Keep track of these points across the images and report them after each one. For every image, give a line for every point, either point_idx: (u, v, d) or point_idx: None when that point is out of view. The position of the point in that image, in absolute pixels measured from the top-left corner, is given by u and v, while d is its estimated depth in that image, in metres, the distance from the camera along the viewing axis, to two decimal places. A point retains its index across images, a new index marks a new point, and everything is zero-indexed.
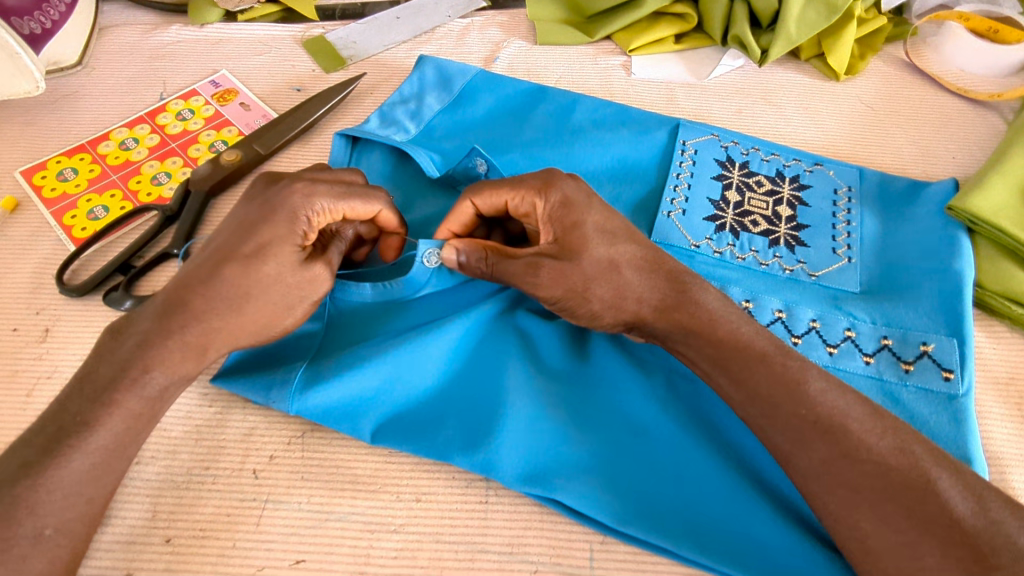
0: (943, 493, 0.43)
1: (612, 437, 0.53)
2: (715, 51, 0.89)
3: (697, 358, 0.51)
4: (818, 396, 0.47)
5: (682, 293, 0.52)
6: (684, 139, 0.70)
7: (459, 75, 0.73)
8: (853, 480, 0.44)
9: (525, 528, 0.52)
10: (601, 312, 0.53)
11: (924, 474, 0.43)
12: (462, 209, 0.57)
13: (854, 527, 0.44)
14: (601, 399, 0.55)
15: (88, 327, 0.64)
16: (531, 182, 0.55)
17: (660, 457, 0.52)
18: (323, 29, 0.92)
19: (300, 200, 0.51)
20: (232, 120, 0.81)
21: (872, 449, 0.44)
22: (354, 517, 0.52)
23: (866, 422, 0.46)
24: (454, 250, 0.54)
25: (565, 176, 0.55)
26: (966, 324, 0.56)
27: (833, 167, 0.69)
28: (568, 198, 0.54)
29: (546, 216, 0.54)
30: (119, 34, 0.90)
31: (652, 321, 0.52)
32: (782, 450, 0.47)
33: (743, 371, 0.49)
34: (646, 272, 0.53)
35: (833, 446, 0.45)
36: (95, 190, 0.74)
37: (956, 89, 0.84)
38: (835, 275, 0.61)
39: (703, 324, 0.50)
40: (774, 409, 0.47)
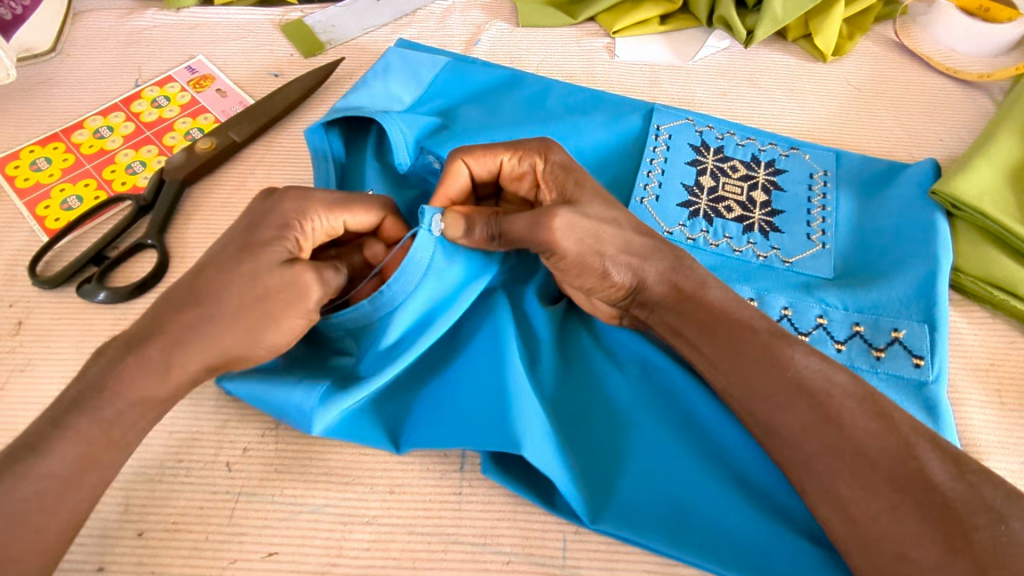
0: (922, 458, 0.42)
1: (592, 433, 0.53)
2: (701, 32, 0.88)
3: (682, 326, 0.50)
4: (799, 361, 0.46)
5: (679, 258, 0.52)
6: (658, 123, 0.68)
7: (428, 65, 0.72)
8: (833, 445, 0.43)
9: (498, 519, 0.52)
10: (612, 270, 0.50)
11: (901, 439, 0.43)
12: (455, 171, 0.53)
13: (832, 491, 0.43)
14: (585, 394, 0.55)
15: (63, 319, 0.63)
16: (530, 144, 0.53)
17: (642, 451, 0.52)
18: (302, 13, 0.90)
19: (293, 211, 0.50)
20: (208, 106, 0.80)
21: (851, 415, 0.44)
22: (327, 509, 0.52)
23: (848, 387, 0.45)
24: (469, 216, 0.50)
25: (561, 144, 0.55)
26: (939, 309, 0.56)
27: (810, 151, 0.68)
28: (569, 163, 0.53)
29: (545, 176, 0.53)
30: (94, 20, 0.88)
31: (651, 281, 0.51)
32: (762, 416, 0.46)
33: (727, 338, 0.48)
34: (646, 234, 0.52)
35: (815, 410, 0.44)
36: (68, 179, 0.73)
37: (945, 69, 0.83)
38: (809, 262, 0.61)
39: (694, 290, 0.50)
40: (756, 377, 0.46)
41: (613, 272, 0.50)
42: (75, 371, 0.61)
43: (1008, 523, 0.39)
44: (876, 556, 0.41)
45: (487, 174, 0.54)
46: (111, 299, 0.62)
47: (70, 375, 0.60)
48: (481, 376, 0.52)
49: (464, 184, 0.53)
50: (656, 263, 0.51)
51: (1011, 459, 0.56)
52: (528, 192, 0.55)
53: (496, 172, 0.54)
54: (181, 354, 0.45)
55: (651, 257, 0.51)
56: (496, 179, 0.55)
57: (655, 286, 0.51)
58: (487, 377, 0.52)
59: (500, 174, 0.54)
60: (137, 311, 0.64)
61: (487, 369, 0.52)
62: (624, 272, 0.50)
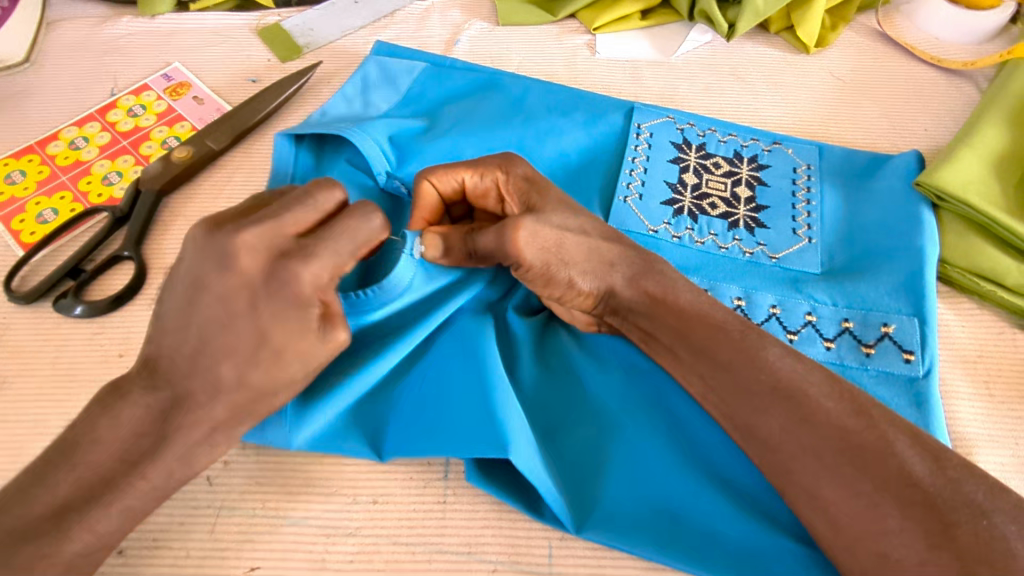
0: (903, 456, 0.41)
1: (577, 438, 0.52)
2: (682, 26, 0.87)
3: (659, 332, 0.50)
4: (775, 361, 0.46)
5: (649, 263, 0.51)
6: (639, 122, 0.68)
7: (403, 73, 0.72)
8: (811, 446, 0.42)
9: (483, 527, 0.51)
10: (579, 278, 0.50)
11: (881, 437, 0.42)
12: (422, 191, 0.52)
13: (814, 493, 0.42)
14: (568, 399, 0.54)
15: (39, 334, 0.62)
16: (490, 159, 0.52)
17: (629, 455, 0.51)
18: (279, 17, 0.89)
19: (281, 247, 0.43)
20: (185, 114, 0.79)
21: (829, 414, 0.43)
22: (309, 521, 0.51)
23: (824, 388, 0.44)
24: (444, 234, 0.50)
25: (523, 157, 0.54)
26: (928, 303, 0.55)
27: (792, 146, 0.68)
28: (531, 174, 0.52)
29: (509, 192, 0.52)
30: (68, 29, 0.87)
31: (620, 289, 0.51)
32: (743, 422, 0.45)
33: (703, 342, 0.47)
34: (612, 240, 0.52)
35: (793, 411, 0.43)
36: (44, 192, 0.71)
37: (929, 58, 0.82)
38: (796, 257, 0.60)
39: (663, 295, 0.50)
40: (733, 379, 0.46)
41: (579, 281, 0.50)
42: (51, 387, 0.60)
43: (990, 518, 0.39)
44: (860, 554, 0.40)
45: (452, 191, 0.53)
46: (88, 313, 0.62)
47: (47, 391, 0.59)
48: (466, 383, 0.51)
49: (434, 205, 0.53)
50: (625, 268, 0.51)
51: (1000, 452, 0.55)
52: (495, 208, 0.54)
53: (461, 189, 0.53)
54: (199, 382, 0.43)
55: (619, 263, 0.51)
56: (462, 195, 0.54)
57: (624, 293, 0.51)
58: (474, 383, 0.51)
59: (465, 191, 0.53)
60: (115, 325, 0.63)
61: (473, 376, 0.51)
62: (590, 281, 0.51)
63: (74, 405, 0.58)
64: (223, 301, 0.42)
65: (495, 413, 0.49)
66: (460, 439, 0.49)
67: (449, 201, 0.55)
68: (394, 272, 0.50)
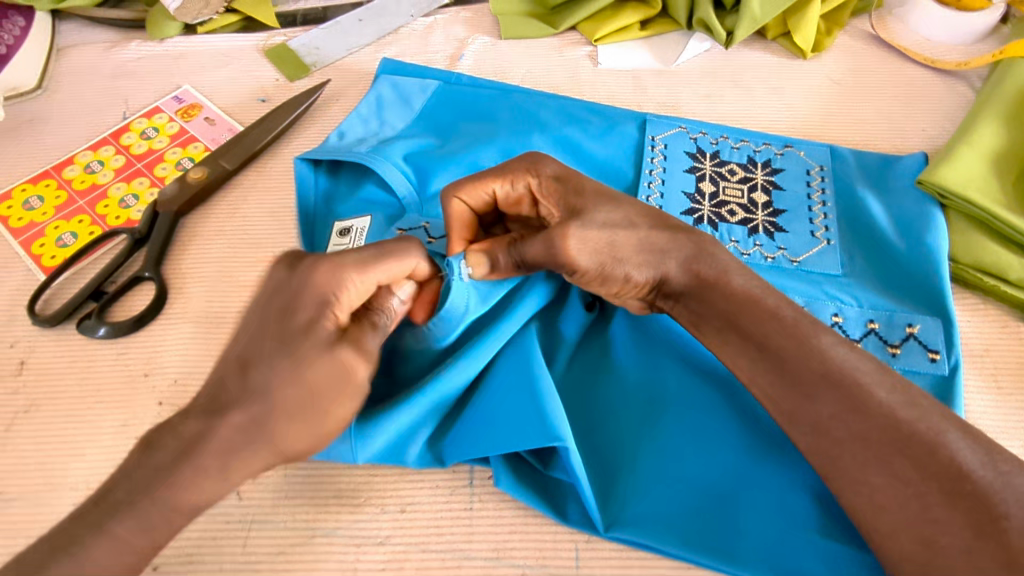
0: (953, 446, 0.42)
1: (608, 438, 0.54)
2: (681, 35, 0.89)
3: (709, 316, 0.49)
4: (828, 349, 0.46)
5: (698, 245, 0.51)
6: (653, 134, 0.69)
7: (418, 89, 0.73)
8: (861, 434, 0.43)
9: (510, 533, 0.52)
10: (633, 272, 0.50)
11: (933, 427, 0.43)
12: (455, 210, 0.53)
13: (860, 479, 0.43)
14: (601, 400, 0.55)
15: (65, 356, 0.63)
16: (518, 165, 0.53)
17: (659, 454, 0.52)
18: (285, 37, 0.90)
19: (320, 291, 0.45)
20: (198, 135, 0.80)
21: (882, 403, 0.44)
22: (340, 532, 0.53)
23: (877, 377, 0.45)
24: (489, 250, 0.50)
25: (549, 157, 0.55)
26: (949, 303, 0.57)
27: (804, 148, 0.69)
28: (561, 174, 0.53)
29: (542, 193, 0.53)
30: (78, 55, 0.89)
31: (674, 274, 0.50)
32: (787, 410, 0.46)
33: (755, 327, 0.48)
34: (661, 226, 0.51)
35: (844, 399, 0.44)
36: (62, 216, 0.73)
37: (923, 59, 0.84)
38: (816, 259, 0.61)
39: (717, 279, 0.50)
40: (785, 364, 0.46)
41: (634, 274, 0.50)
42: (79, 408, 0.61)
43: None
44: (903, 543, 0.41)
45: (481, 204, 0.54)
46: (111, 334, 0.63)
47: (74, 411, 0.61)
48: (509, 381, 0.51)
49: (467, 220, 0.53)
50: (678, 254, 0.50)
51: (1011, 442, 0.57)
52: (529, 213, 0.55)
53: (491, 201, 0.54)
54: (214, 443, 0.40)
55: (671, 249, 0.51)
56: (493, 206, 0.55)
57: (677, 279, 0.50)
58: (515, 380, 0.51)
59: (495, 202, 0.54)
60: (139, 346, 0.64)
61: (514, 374, 0.51)
62: (645, 272, 0.50)
63: (103, 425, 0.60)
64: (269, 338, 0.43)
65: (539, 409, 0.49)
66: (498, 437, 0.50)
67: (480, 214, 0.56)
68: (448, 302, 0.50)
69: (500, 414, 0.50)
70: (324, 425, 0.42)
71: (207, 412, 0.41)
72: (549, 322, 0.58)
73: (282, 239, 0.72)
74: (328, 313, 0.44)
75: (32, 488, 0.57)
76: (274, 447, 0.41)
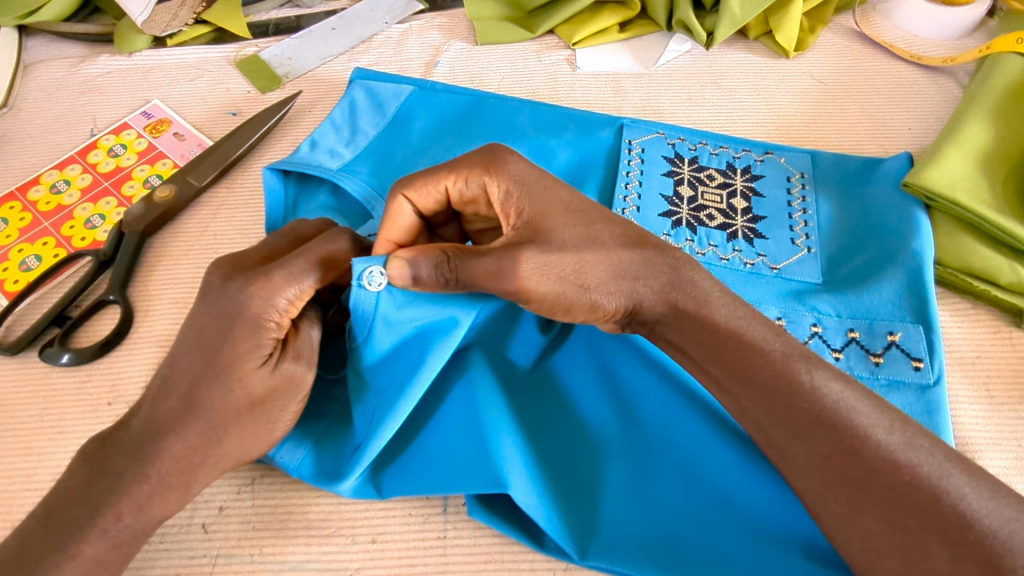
0: (957, 491, 0.40)
1: (572, 465, 0.51)
2: (661, 36, 0.87)
3: (687, 346, 0.48)
4: (821, 386, 0.43)
5: (676, 270, 0.48)
6: (630, 138, 0.67)
7: (390, 98, 0.71)
8: (856, 479, 0.41)
9: (485, 562, 0.50)
10: (603, 299, 0.47)
11: (937, 470, 0.40)
12: (398, 208, 0.50)
13: (857, 526, 0.41)
14: (567, 422, 0.53)
15: (26, 386, 0.61)
16: (472, 162, 0.49)
17: (628, 477, 0.50)
18: (257, 47, 0.88)
19: (261, 301, 0.44)
20: (166, 151, 0.78)
21: (880, 445, 0.41)
22: (308, 565, 0.50)
23: (875, 416, 0.43)
24: (413, 259, 0.45)
25: (512, 155, 0.50)
26: (931, 310, 0.55)
27: (784, 154, 0.67)
28: (523, 178, 0.49)
29: (499, 198, 0.49)
30: (44, 70, 0.87)
31: (648, 303, 0.48)
32: (779, 446, 0.44)
33: (738, 359, 0.45)
34: (633, 247, 0.49)
35: (838, 441, 0.42)
36: (26, 239, 0.71)
37: (909, 56, 0.82)
38: (796, 267, 0.59)
39: (695, 310, 0.47)
40: (772, 405, 0.44)
41: (604, 301, 0.47)
42: (42, 439, 0.59)
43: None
44: None
45: (434, 203, 0.51)
46: (75, 361, 0.61)
47: (36, 444, 0.58)
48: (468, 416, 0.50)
49: (409, 220, 0.51)
50: (651, 281, 0.48)
51: (1004, 455, 0.55)
52: (487, 212, 0.51)
53: (445, 199, 0.51)
54: (165, 465, 0.44)
55: (645, 276, 0.48)
56: (447, 205, 0.52)
57: (652, 307, 0.48)
58: (467, 417, 0.51)
59: (449, 200, 0.51)
60: (103, 372, 0.62)
61: (465, 411, 0.51)
62: (616, 299, 0.47)
63: (64, 457, 0.57)
64: (198, 361, 0.45)
65: (491, 447, 0.49)
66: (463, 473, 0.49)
67: (433, 215, 0.53)
68: (354, 303, 0.46)
69: (447, 451, 0.51)
70: (271, 425, 0.47)
71: (148, 437, 0.44)
72: (503, 343, 0.55)
73: None
74: (266, 340, 0.45)
75: None
76: (230, 455, 0.46)
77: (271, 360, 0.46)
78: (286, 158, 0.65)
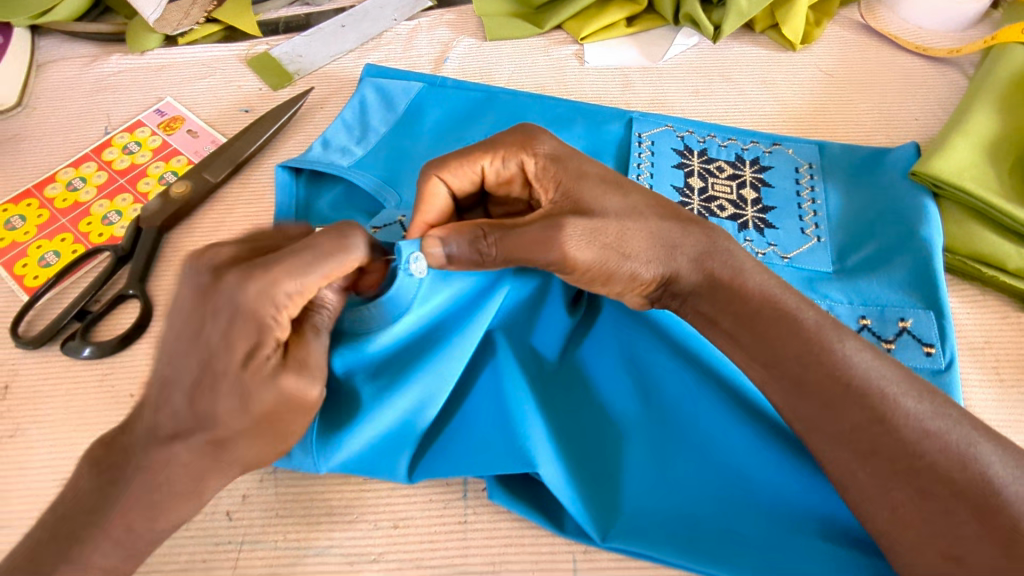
0: (980, 465, 0.40)
1: (594, 451, 0.52)
2: (668, 30, 0.88)
3: (719, 316, 0.48)
4: (852, 356, 0.44)
5: (711, 240, 0.49)
6: (639, 131, 0.68)
7: (401, 95, 0.72)
8: (886, 447, 0.42)
9: (506, 545, 0.51)
10: (641, 269, 0.48)
11: (965, 438, 0.41)
12: (433, 190, 0.50)
13: (883, 495, 0.42)
14: (590, 409, 0.54)
15: (48, 379, 0.62)
16: (508, 143, 0.50)
17: (647, 462, 0.51)
18: (267, 45, 0.89)
19: (264, 299, 0.41)
20: (180, 148, 0.79)
21: (909, 414, 0.42)
22: (333, 550, 0.51)
23: (902, 385, 0.44)
24: (445, 237, 0.45)
25: (544, 133, 0.52)
26: (941, 295, 0.56)
27: (791, 145, 0.68)
28: (556, 154, 0.50)
29: (535, 174, 0.50)
30: (58, 70, 0.87)
31: (685, 272, 0.49)
32: (806, 418, 0.45)
33: (770, 329, 0.46)
34: (670, 216, 0.49)
35: (868, 410, 0.42)
36: (45, 235, 0.72)
37: (914, 47, 0.83)
38: (807, 255, 0.60)
39: (731, 279, 0.48)
40: (803, 374, 0.44)
41: (641, 271, 0.48)
42: (65, 431, 0.60)
43: None
44: (918, 548, 0.40)
45: (469, 184, 0.51)
46: (97, 354, 0.61)
47: (60, 436, 0.59)
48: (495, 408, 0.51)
49: (444, 204, 0.51)
50: (689, 248, 0.49)
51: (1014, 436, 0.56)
52: (520, 193, 0.52)
53: (480, 180, 0.51)
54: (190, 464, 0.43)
55: (683, 243, 0.49)
56: (480, 188, 0.52)
57: (688, 277, 0.49)
58: (491, 406, 0.52)
59: (484, 183, 0.52)
60: (124, 366, 0.63)
61: (490, 399, 0.52)
62: (653, 269, 0.48)
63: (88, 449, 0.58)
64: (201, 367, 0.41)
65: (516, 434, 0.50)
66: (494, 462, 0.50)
67: (463, 200, 0.53)
68: (396, 287, 0.46)
69: (472, 440, 0.51)
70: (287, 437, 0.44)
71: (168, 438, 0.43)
72: (528, 330, 0.55)
73: None
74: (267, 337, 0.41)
75: (17, 515, 0.56)
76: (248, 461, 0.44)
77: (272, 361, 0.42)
78: (299, 156, 0.66)
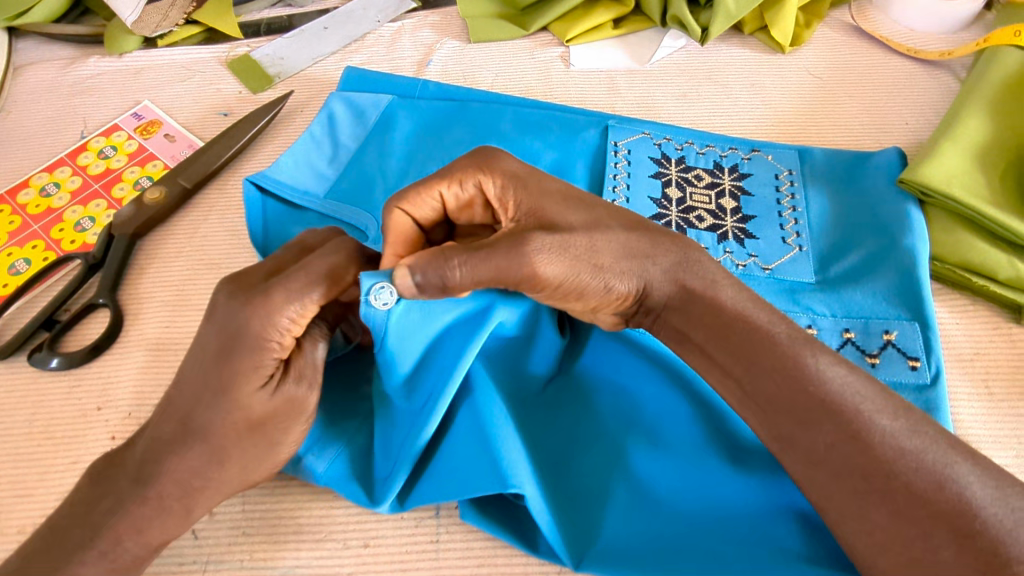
0: (964, 488, 0.39)
1: (579, 475, 0.50)
2: (656, 32, 0.86)
3: (692, 331, 0.47)
4: (824, 371, 0.42)
5: (683, 251, 0.48)
6: (615, 139, 0.66)
7: (371, 107, 0.70)
8: (862, 464, 0.40)
9: (478, 566, 0.50)
10: (614, 281, 0.46)
11: (941, 458, 0.40)
12: (396, 221, 0.49)
13: (866, 518, 0.40)
14: (579, 432, 0.52)
15: (15, 391, 0.61)
16: (466, 166, 0.49)
17: (631, 487, 0.49)
18: (248, 47, 0.87)
19: (261, 321, 0.43)
20: (157, 153, 0.78)
21: (883, 432, 0.40)
22: (300, 569, 0.50)
23: (871, 395, 0.42)
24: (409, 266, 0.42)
25: (504, 154, 0.51)
26: (927, 306, 0.55)
27: (772, 151, 0.67)
28: (513, 173, 0.48)
29: (496, 195, 0.49)
30: (34, 72, 0.86)
31: (658, 284, 0.47)
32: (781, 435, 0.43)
33: (744, 343, 0.44)
34: (634, 230, 0.48)
35: (839, 428, 0.41)
36: (15, 243, 0.70)
37: (905, 49, 0.81)
38: (788, 266, 0.59)
39: (702, 290, 0.46)
40: (775, 391, 0.43)
41: (615, 284, 0.46)
42: (31, 445, 0.58)
43: None
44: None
45: (432, 212, 0.50)
46: (64, 365, 0.60)
47: (26, 450, 0.58)
48: (473, 437, 0.48)
49: (410, 233, 0.49)
50: (662, 260, 0.47)
51: (1005, 452, 0.54)
52: (483, 215, 0.51)
53: (441, 207, 0.50)
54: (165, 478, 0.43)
55: (656, 255, 0.47)
56: (443, 214, 0.51)
57: (659, 289, 0.47)
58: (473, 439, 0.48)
59: (446, 209, 0.50)
60: (92, 377, 0.61)
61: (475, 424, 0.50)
62: (626, 281, 0.46)
63: (53, 463, 0.57)
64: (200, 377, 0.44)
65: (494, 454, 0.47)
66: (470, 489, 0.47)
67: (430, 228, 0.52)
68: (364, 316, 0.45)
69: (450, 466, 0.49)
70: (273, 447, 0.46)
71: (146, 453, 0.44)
72: (524, 353, 0.53)
73: (243, 257, 0.70)
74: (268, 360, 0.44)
75: None
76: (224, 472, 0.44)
77: (272, 382, 0.44)
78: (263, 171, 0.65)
